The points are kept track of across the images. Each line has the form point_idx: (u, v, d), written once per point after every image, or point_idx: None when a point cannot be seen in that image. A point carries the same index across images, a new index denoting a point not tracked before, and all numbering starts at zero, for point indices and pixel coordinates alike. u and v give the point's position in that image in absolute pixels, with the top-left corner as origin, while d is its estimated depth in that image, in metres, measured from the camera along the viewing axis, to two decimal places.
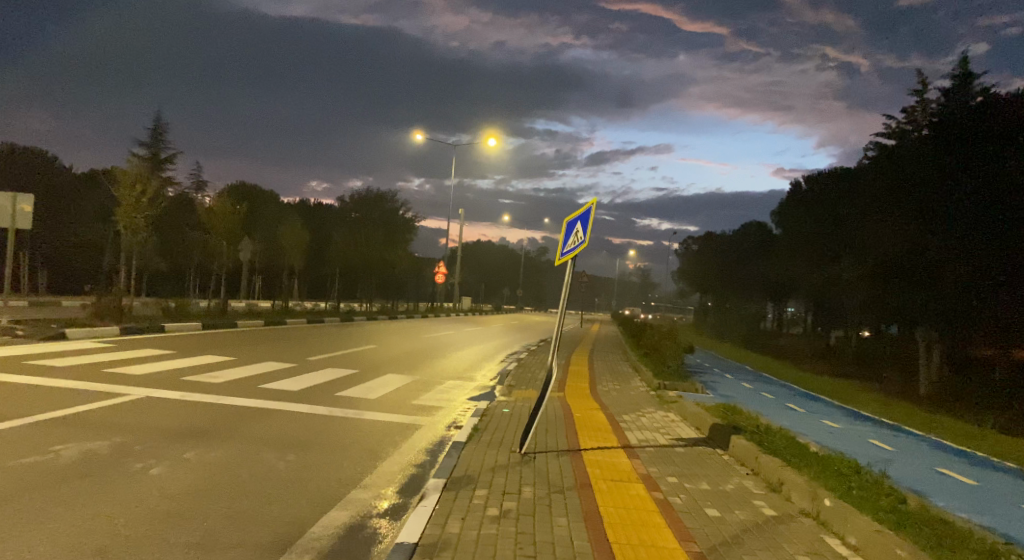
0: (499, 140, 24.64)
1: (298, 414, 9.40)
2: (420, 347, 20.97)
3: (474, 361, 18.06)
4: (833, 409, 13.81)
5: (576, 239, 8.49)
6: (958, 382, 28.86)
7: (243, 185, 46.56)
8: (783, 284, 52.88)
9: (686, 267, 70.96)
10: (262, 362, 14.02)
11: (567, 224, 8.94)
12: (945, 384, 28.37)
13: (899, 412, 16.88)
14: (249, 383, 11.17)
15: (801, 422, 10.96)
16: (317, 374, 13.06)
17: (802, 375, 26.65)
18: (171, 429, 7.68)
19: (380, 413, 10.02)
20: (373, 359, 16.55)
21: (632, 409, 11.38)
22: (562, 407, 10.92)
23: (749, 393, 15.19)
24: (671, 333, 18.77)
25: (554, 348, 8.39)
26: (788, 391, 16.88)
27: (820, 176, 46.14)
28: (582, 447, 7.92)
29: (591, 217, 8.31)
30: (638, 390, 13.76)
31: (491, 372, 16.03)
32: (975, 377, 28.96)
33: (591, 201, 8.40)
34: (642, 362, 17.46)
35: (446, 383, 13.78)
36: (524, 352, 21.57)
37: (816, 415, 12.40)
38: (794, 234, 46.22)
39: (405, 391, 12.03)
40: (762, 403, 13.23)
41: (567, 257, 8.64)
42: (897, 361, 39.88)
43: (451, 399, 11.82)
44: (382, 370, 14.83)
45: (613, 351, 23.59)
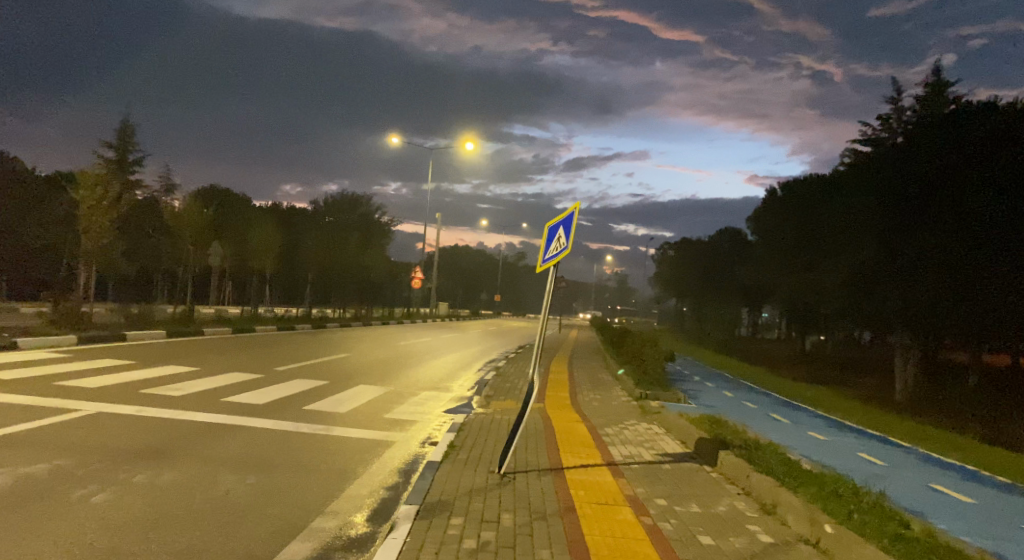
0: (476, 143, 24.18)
1: (263, 431, 8.86)
2: (395, 355, 20.41)
3: (450, 370, 17.55)
4: (818, 419, 13.52)
5: (557, 245, 8.07)
6: (933, 388, 28.92)
7: (214, 188, 45.59)
8: (759, 289, 53.02)
9: (662, 272, 71.04)
10: (228, 372, 13.41)
11: (549, 229, 8.51)
12: (920, 390, 28.43)
13: (879, 420, 16.72)
14: (213, 396, 10.58)
15: (789, 434, 10.62)
16: (286, 385, 12.48)
17: (780, 382, 26.53)
18: (122, 447, 7.12)
19: (351, 428, 9.51)
20: (345, 368, 15.98)
21: (614, 421, 10.97)
22: (542, 420, 10.48)
23: (732, 402, 14.87)
24: (651, 340, 18.42)
25: (536, 359, 7.97)
26: (770, 400, 16.59)
27: (796, 183, 46.34)
28: (565, 465, 7.48)
29: (574, 221, 7.90)
30: (619, 400, 13.36)
31: (467, 381, 15.55)
32: (950, 384, 29.07)
33: (574, 206, 8.00)
34: (622, 371, 17.08)
35: (421, 393, 13.27)
36: (502, 360, 21.09)
37: (802, 426, 12.08)
38: (770, 241, 46.32)
39: (378, 404, 11.52)
40: (746, 414, 12.89)
41: (549, 264, 8.22)
42: (872, 367, 40.04)
43: (426, 411, 11.32)
44: (355, 380, 14.28)
45: (592, 359, 23.21)
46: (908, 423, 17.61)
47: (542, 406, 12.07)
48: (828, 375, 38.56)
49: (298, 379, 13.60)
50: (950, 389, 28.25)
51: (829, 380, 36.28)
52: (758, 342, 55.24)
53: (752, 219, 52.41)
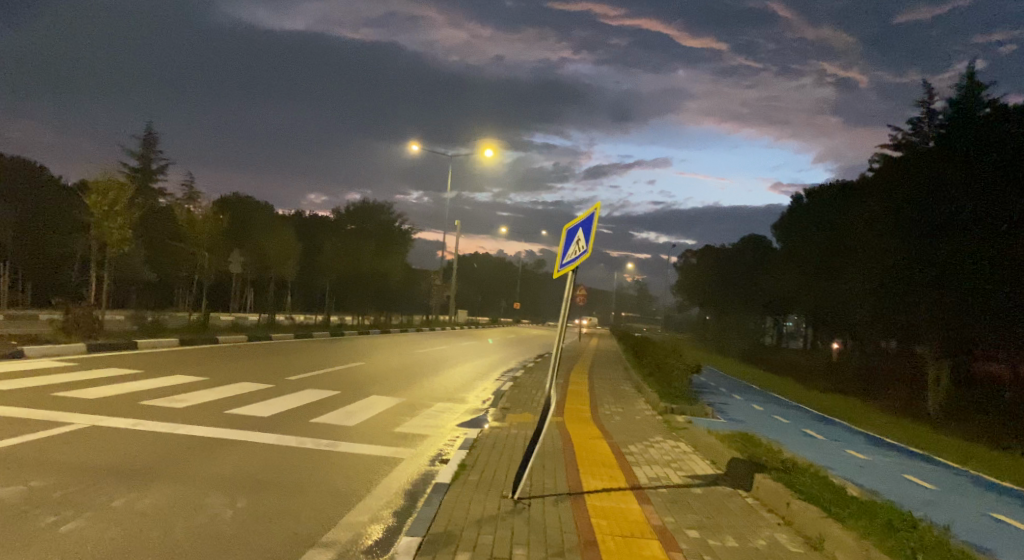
0: (495, 149, 23.81)
1: (265, 446, 8.36)
2: (411, 365, 19.88)
3: (466, 380, 16.97)
4: (856, 437, 12.69)
5: (577, 249, 7.49)
6: (968, 401, 27.75)
7: (234, 196, 45.63)
8: (783, 298, 51.97)
9: (684, 280, 70.09)
10: (235, 382, 12.95)
11: (567, 231, 7.94)
12: (954, 403, 27.40)
13: (917, 435, 15.88)
14: (217, 409, 10.10)
15: (824, 452, 9.92)
16: (294, 396, 11.99)
17: (809, 394, 25.68)
18: (107, 465, 6.63)
19: (358, 443, 8.96)
20: (358, 378, 15.46)
21: (638, 437, 10.32)
22: (561, 436, 9.86)
23: (761, 416, 14.15)
24: (675, 351, 17.71)
25: (553, 372, 7.36)
26: (802, 414, 15.78)
27: (822, 190, 45.34)
28: (584, 489, 6.87)
29: (595, 223, 7.32)
30: (643, 414, 12.70)
31: (484, 392, 14.97)
32: (985, 397, 28.01)
33: (594, 206, 7.42)
34: (645, 383, 16.41)
35: (435, 405, 12.70)
36: (520, 369, 20.47)
37: (839, 444, 11.32)
38: (795, 249, 45.28)
39: (389, 417, 10.95)
40: (777, 429, 12.17)
41: (567, 269, 7.63)
42: (902, 377, 38.90)
43: (438, 425, 10.73)
44: (367, 390, 13.77)
45: (613, 369, 22.53)
46: (945, 438, 16.77)
47: (561, 420, 11.45)
48: (856, 386, 37.46)
49: (308, 389, 13.09)
50: (986, 401, 27.22)
51: (858, 391, 35.21)
52: (783, 352, 54.09)
53: (777, 226, 51.38)
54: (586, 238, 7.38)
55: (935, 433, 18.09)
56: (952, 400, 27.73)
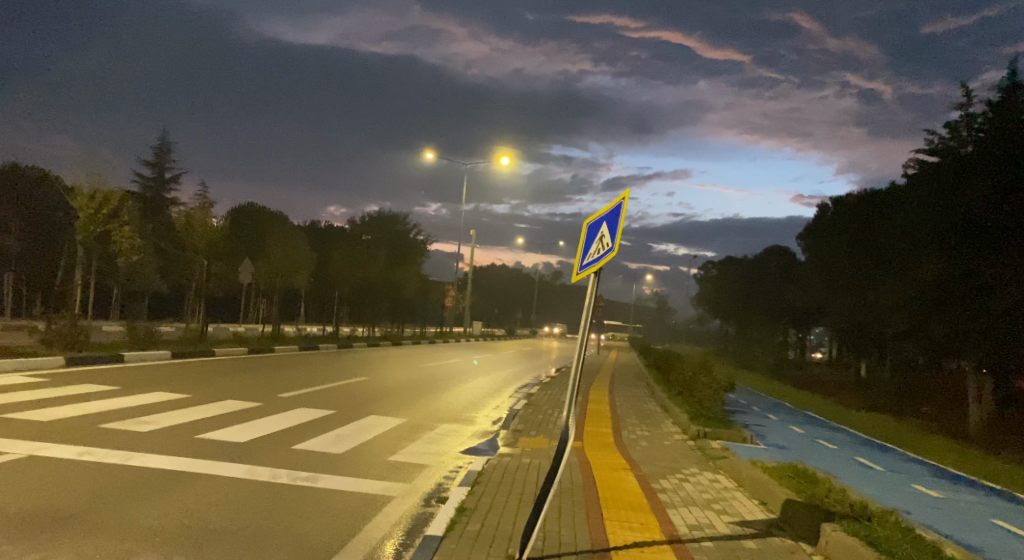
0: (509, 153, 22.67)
1: (234, 480, 7.16)
2: (419, 379, 18.60)
3: (476, 398, 15.59)
4: (915, 466, 11.16)
5: (600, 247, 6.28)
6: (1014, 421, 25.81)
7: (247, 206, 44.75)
8: (809, 311, 50.14)
9: (704, 291, 68.30)
10: (219, 400, 11.73)
11: (588, 226, 6.73)
12: (998, 425, 25.63)
13: (970, 461, 14.33)
14: (187, 432, 8.91)
15: (891, 489, 8.46)
16: (281, 417, 10.77)
17: (846, 412, 24.02)
18: (21, 523, 5.56)
19: (344, 476, 7.72)
20: (358, 395, 14.17)
21: (669, 469, 8.98)
22: (581, 468, 8.55)
23: (805, 441, 12.65)
24: (704, 366, 16.24)
25: (572, 402, 6.06)
26: (846, 438, 14.25)
27: (849, 200, 43.65)
28: (612, 545, 5.57)
29: (622, 217, 6.09)
30: (672, 439, 11.32)
31: (494, 411, 13.67)
32: None
33: (622, 193, 6.20)
34: (672, 402, 14.98)
35: (439, 427, 11.42)
36: (535, 386, 19.06)
37: (902, 476, 9.85)
38: (821, 261, 43.50)
39: (385, 442, 9.64)
40: (826, 458, 10.72)
41: (588, 272, 6.42)
42: (937, 393, 36.88)
43: (440, 452, 9.36)
44: (365, 409, 12.51)
45: (636, 385, 21.06)
46: (996, 462, 15.22)
47: (579, 447, 10.12)
48: (889, 402, 35.60)
49: (300, 408, 11.83)
50: None
51: (891, 408, 33.37)
52: (809, 366, 51.97)
53: (803, 236, 49.65)
54: (612, 233, 6.15)
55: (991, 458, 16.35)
56: (996, 420, 25.75)
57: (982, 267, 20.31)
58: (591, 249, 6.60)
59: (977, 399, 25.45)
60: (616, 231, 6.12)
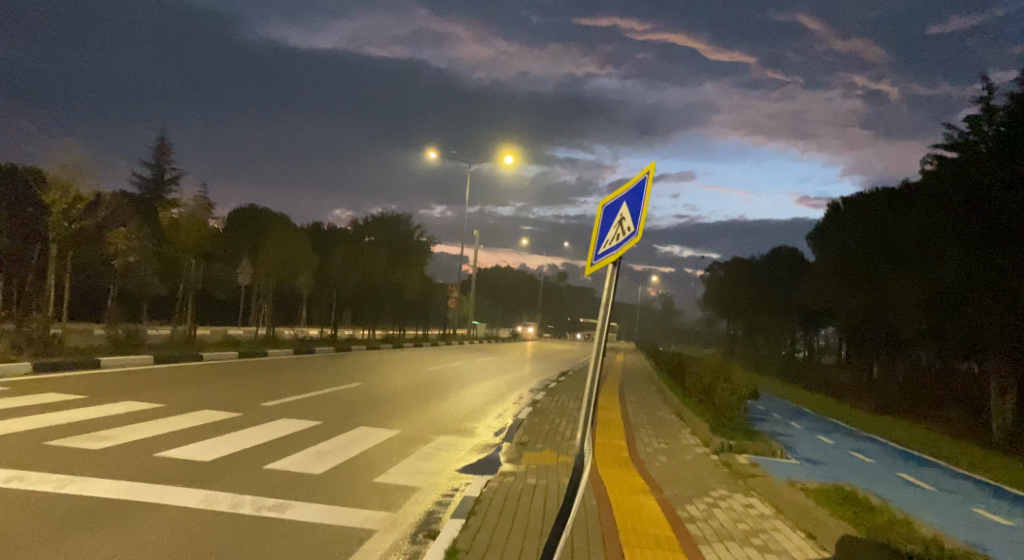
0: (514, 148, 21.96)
1: (188, 508, 6.09)
2: (418, 385, 17.52)
3: (477, 405, 14.51)
4: (966, 484, 10.02)
5: (620, 232, 5.34)
6: None
7: (246, 207, 43.71)
8: (820, 312, 48.93)
9: (710, 293, 67.17)
10: (195, 410, 10.69)
11: (603, 210, 5.79)
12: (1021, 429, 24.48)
13: (1007, 471, 13.17)
14: (149, 449, 7.86)
15: (952, 518, 7.34)
16: (261, 430, 9.71)
17: (865, 417, 22.82)
18: None
19: (320, 502, 6.65)
20: (351, 403, 13.08)
21: (693, 491, 7.91)
22: (595, 493, 7.52)
23: (838, 454, 11.50)
24: (723, 369, 15.07)
25: (586, 425, 5.07)
26: (877, 449, 13.14)
27: (860, 197, 42.33)
28: None
29: (647, 196, 5.18)
30: (694, 452, 10.25)
31: (496, 420, 12.61)
32: None
33: (648, 167, 5.32)
34: (690, 410, 13.89)
35: (437, 439, 10.38)
36: (540, 392, 17.98)
37: (959, 498, 8.70)
38: (831, 260, 42.19)
39: (374, 459, 8.54)
40: (865, 476, 9.60)
41: (604, 263, 5.46)
42: (955, 396, 35.58)
43: (434, 471, 8.27)
44: (356, 419, 11.46)
45: (647, 390, 19.96)
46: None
47: (592, 464, 9.08)
48: (905, 405, 34.38)
49: (283, 419, 10.73)
50: None
51: (905, 411, 32.16)
52: (820, 368, 50.80)
53: (813, 235, 48.44)
54: (636, 214, 5.25)
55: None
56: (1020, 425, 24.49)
57: (1003, 266, 19.02)
58: (606, 236, 5.66)
59: (1000, 403, 24.20)
60: (640, 211, 5.23)
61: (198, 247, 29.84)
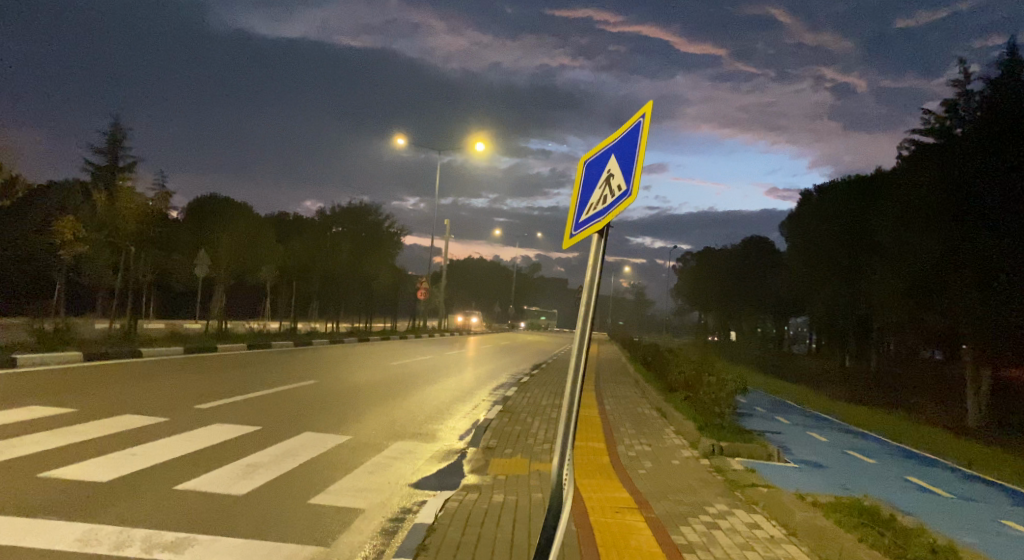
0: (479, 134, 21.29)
1: (56, 552, 4.75)
2: (380, 382, 16.21)
3: (442, 404, 13.30)
4: (980, 490, 9.06)
5: (608, 194, 4.18)
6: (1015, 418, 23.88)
7: (205, 197, 41.72)
8: (793, 302, 48.51)
9: (682, 283, 66.66)
10: (114, 416, 9.27)
11: (584, 167, 4.61)
12: (998, 417, 24.00)
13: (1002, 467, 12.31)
14: (38, 469, 6.49)
15: (989, 537, 6.30)
16: (185, 439, 8.32)
17: (845, 409, 21.96)
18: None
19: (234, 535, 5.35)
20: (300, 404, 11.73)
21: (687, 507, 6.78)
22: (576, 514, 6.35)
23: (836, 455, 10.45)
24: (707, 362, 13.94)
25: (569, 423, 4.15)
26: (871, 446, 12.17)
27: (832, 185, 41.47)
28: None
29: (641, 146, 4.04)
30: (683, 457, 9.14)
31: (462, 422, 11.39)
32: None
33: (643, 108, 4.17)
34: (673, 408, 12.77)
35: (393, 445, 9.13)
36: (511, 388, 16.81)
37: (981, 509, 7.70)
38: (804, 249, 41.37)
39: (314, 473, 7.25)
40: (875, 483, 8.54)
41: (588, 233, 4.27)
42: (927, 385, 35.13)
43: (385, 488, 7.00)
44: (303, 423, 10.14)
45: (624, 384, 18.87)
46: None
47: (571, 474, 7.93)
48: (878, 394, 33.72)
49: (215, 424, 9.33)
50: None
51: (880, 400, 31.69)
52: (793, 358, 50.48)
53: (786, 224, 47.81)
54: (629, 168, 4.08)
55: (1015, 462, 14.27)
56: (996, 417, 23.79)
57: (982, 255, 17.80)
58: (590, 200, 4.48)
59: (976, 392, 23.42)
60: (634, 163, 4.07)
61: (140, 233, 25.77)
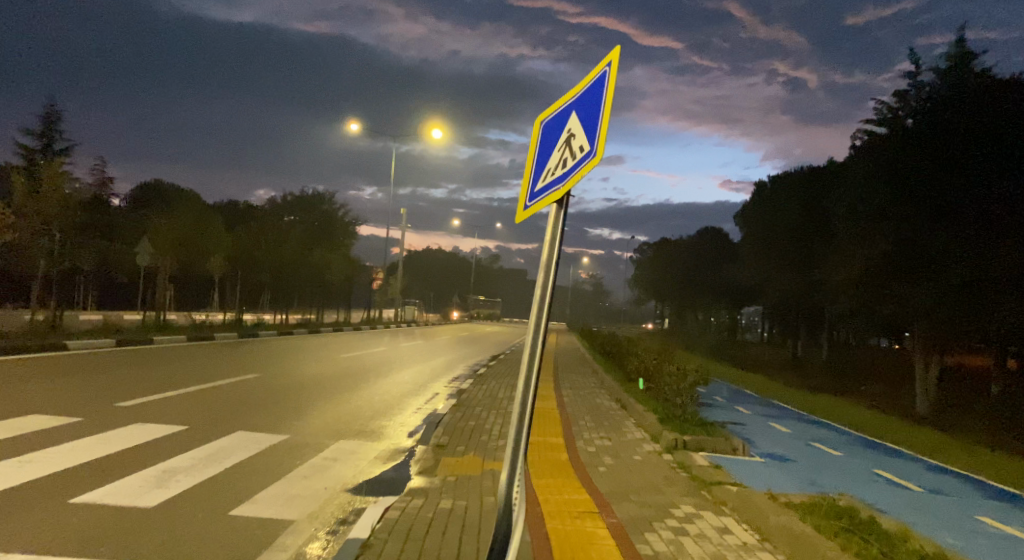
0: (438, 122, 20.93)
1: None
2: (329, 375, 15.43)
3: (393, 398, 12.62)
4: (945, 481, 8.79)
5: (568, 156, 3.56)
6: (962, 405, 24.12)
7: (149, 184, 39.95)
8: (747, 291, 48.97)
9: (639, 273, 66.86)
10: (21, 416, 8.35)
11: (540, 128, 3.98)
12: (947, 404, 24.23)
13: (962, 454, 12.19)
14: None
15: (966, 538, 5.93)
16: (99, 441, 7.47)
17: (800, 397, 21.88)
18: None
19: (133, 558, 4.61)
20: (237, 400, 10.91)
21: (651, 508, 6.26)
22: (532, 521, 5.78)
23: (800, 448, 10.09)
24: (667, 351, 13.50)
25: (521, 425, 3.54)
26: (830, 436, 11.88)
27: (786, 176, 41.68)
28: None
29: (606, 100, 3.43)
30: (645, 451, 8.65)
31: (412, 417, 10.72)
32: (981, 399, 24.52)
33: (609, 56, 3.55)
34: (633, 399, 12.30)
35: (335, 443, 8.43)
36: (466, 380, 16.18)
37: (951, 504, 7.36)
38: (757, 240, 41.54)
39: (240, 479, 6.51)
40: (844, 478, 8.15)
41: (546, 202, 3.65)
42: (874, 373, 35.64)
43: (320, 495, 6.32)
44: (238, 421, 9.34)
45: (581, 374, 18.44)
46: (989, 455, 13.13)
47: (525, 474, 7.34)
48: (830, 382, 34.01)
49: (137, 424, 8.48)
50: (984, 403, 23.71)
51: (833, 387, 31.97)
52: (747, 346, 51.01)
53: (741, 214, 48.11)
54: (593, 125, 3.47)
55: (968, 449, 14.19)
56: (944, 404, 23.98)
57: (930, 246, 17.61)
58: (547, 165, 3.85)
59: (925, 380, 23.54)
60: (599, 119, 3.46)
61: (70, 221, 23.64)
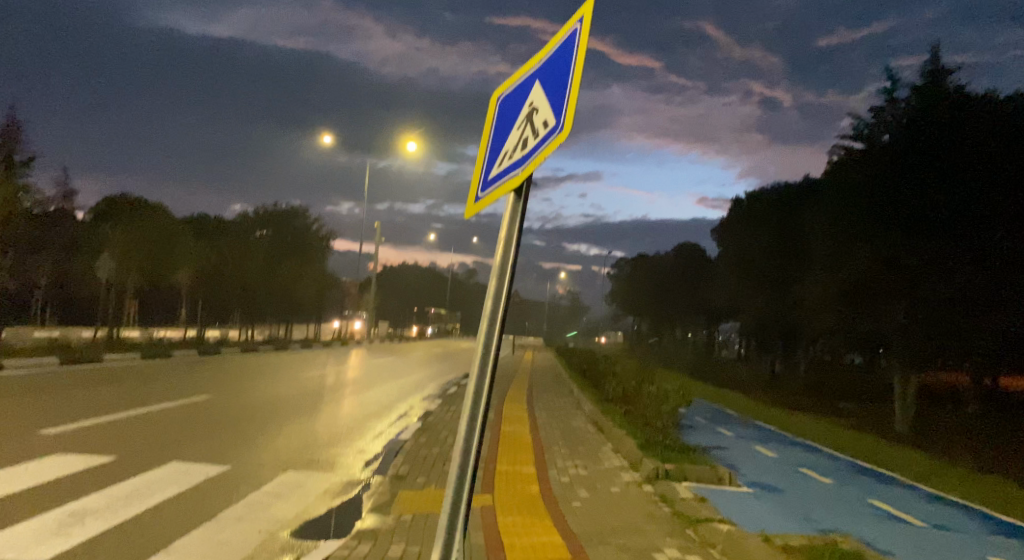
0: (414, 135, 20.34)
1: None
2: (288, 396, 14.51)
3: (354, 422, 11.77)
4: (943, 513, 8.15)
5: (531, 131, 2.85)
6: (940, 423, 23.69)
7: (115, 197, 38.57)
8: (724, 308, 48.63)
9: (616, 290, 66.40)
10: None
11: (497, 104, 3.28)
12: (924, 422, 23.82)
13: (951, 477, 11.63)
14: None
15: None
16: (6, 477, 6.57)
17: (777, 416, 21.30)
18: None
19: None
20: (181, 425, 9.99)
21: (631, 553, 5.49)
22: None
23: (789, 476, 9.41)
24: (647, 372, 12.80)
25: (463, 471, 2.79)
26: (816, 461, 11.24)
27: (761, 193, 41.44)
28: None
29: (577, 60, 2.74)
30: (624, 482, 7.90)
31: (372, 444, 9.89)
32: (958, 417, 24.14)
33: (581, 10, 2.86)
34: (610, 422, 11.53)
35: (281, 475, 7.59)
36: (435, 401, 15.34)
37: (958, 542, 6.70)
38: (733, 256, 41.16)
39: (160, 522, 5.66)
40: (840, 511, 7.46)
41: (502, 191, 2.96)
42: (851, 391, 35.30)
43: (252, 540, 5.48)
44: (176, 450, 8.45)
45: (556, 395, 17.65)
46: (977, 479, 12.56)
47: (491, 512, 6.55)
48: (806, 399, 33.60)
49: (58, 455, 7.57)
50: (961, 422, 23.30)
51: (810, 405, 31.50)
52: (724, 363, 50.56)
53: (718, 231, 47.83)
54: (560, 94, 2.78)
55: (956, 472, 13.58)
56: (921, 423, 23.53)
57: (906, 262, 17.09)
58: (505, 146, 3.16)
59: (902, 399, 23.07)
60: (567, 87, 2.77)
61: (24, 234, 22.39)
